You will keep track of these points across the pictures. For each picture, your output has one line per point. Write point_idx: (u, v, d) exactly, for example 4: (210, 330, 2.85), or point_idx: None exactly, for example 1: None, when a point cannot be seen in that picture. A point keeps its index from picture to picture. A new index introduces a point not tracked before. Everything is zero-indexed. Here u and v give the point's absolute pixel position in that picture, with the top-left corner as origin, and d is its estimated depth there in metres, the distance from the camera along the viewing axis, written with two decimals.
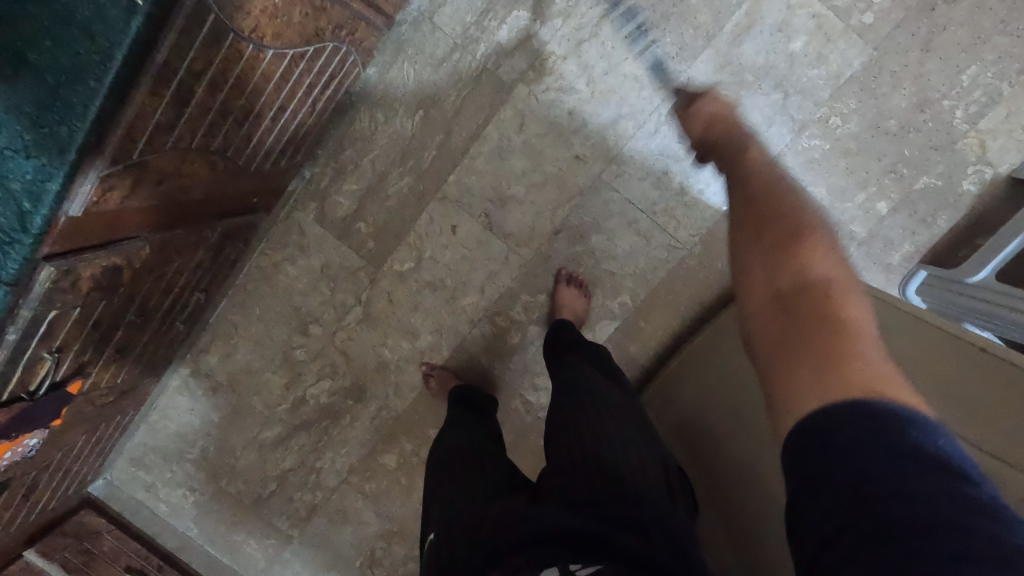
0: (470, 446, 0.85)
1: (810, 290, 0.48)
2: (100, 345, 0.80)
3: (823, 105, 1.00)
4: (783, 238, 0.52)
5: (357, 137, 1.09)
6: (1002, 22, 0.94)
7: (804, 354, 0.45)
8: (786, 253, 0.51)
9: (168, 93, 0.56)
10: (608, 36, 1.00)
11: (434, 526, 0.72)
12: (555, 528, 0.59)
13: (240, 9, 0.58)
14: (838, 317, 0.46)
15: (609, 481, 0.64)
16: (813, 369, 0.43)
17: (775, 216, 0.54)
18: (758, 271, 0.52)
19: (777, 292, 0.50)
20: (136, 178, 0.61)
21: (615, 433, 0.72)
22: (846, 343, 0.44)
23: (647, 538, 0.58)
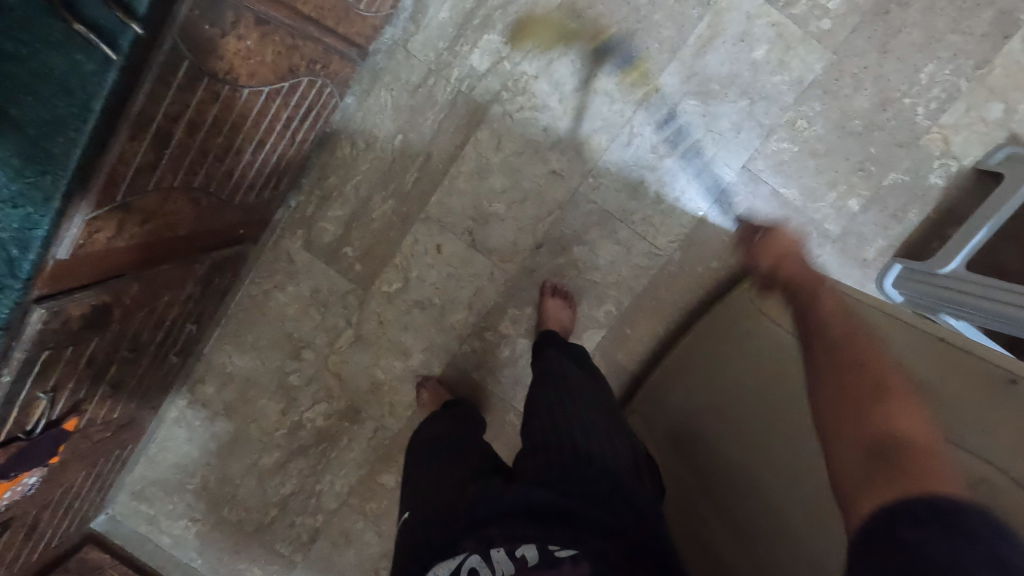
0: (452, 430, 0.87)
1: (877, 401, 0.54)
2: (94, 382, 0.82)
3: (789, 110, 1.03)
4: (838, 360, 0.60)
5: (340, 164, 1.12)
6: (954, 21, 0.97)
7: (871, 462, 0.49)
8: (860, 371, 0.57)
9: (148, 137, 0.59)
10: (576, 54, 1.04)
11: (412, 503, 0.75)
12: (530, 503, 0.61)
13: (213, 54, 0.60)
14: (909, 431, 0.50)
15: (577, 456, 0.67)
16: (884, 475, 0.47)
17: (844, 339, 0.62)
18: (833, 387, 0.58)
19: (850, 401, 0.55)
20: (121, 219, 0.64)
21: (591, 419, 0.75)
22: (913, 454, 0.48)
23: (614, 510, 0.62)
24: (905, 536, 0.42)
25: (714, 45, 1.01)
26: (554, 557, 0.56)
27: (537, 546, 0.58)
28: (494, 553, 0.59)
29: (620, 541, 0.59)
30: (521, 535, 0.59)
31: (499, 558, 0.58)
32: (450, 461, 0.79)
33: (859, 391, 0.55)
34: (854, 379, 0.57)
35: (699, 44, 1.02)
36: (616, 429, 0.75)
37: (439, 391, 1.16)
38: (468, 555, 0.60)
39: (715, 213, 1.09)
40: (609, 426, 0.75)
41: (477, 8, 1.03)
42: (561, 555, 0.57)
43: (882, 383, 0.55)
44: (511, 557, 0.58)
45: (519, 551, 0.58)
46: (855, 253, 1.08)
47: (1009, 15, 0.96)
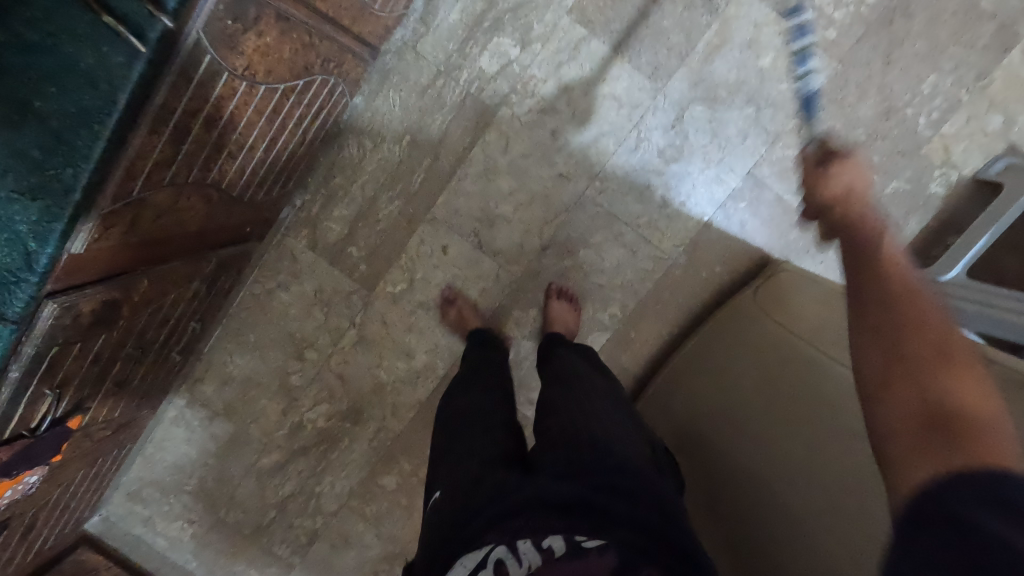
0: (473, 401, 0.83)
1: (938, 369, 0.47)
2: (99, 380, 0.81)
3: (795, 117, 1.04)
4: (882, 311, 0.53)
5: (347, 164, 1.12)
6: (956, 33, 0.99)
7: (926, 440, 0.44)
8: (921, 333, 0.50)
9: (166, 133, 0.59)
10: (586, 58, 1.04)
11: (439, 482, 0.72)
12: (556, 495, 0.61)
13: (234, 49, 0.60)
14: (975, 407, 0.44)
15: (600, 450, 0.67)
16: (943, 458, 0.42)
17: (905, 288, 0.54)
18: (876, 342, 0.52)
19: (907, 366, 0.48)
20: (135, 215, 0.63)
21: (606, 413, 0.75)
22: (980, 437, 0.42)
23: (642, 505, 0.62)
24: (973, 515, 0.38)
25: (722, 52, 1.02)
26: (581, 546, 0.56)
27: (563, 538, 0.57)
28: (521, 543, 0.58)
29: (649, 536, 0.59)
30: (545, 526, 0.59)
31: (525, 549, 0.57)
32: (473, 434, 0.76)
33: (918, 356, 0.49)
34: (907, 335, 0.50)
35: (707, 51, 1.03)
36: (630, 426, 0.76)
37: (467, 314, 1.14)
38: (494, 546, 0.59)
39: (720, 218, 1.10)
40: (625, 423, 0.75)
41: (487, 11, 1.03)
42: (588, 545, 0.56)
43: (946, 353, 0.48)
44: (537, 547, 0.57)
45: (545, 542, 0.57)
46: None
47: (1009, 28, 0.98)
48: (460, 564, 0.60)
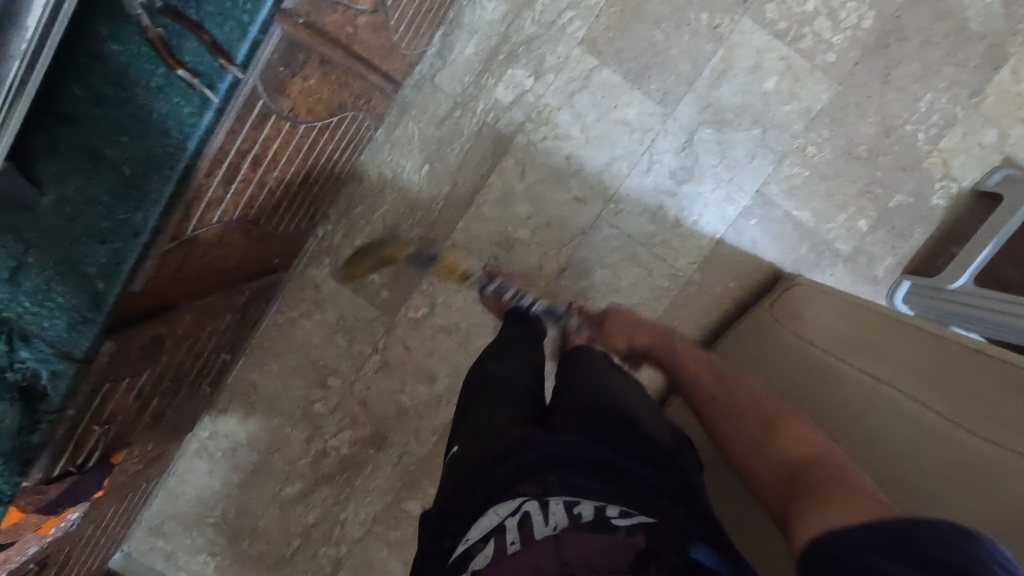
0: (504, 357, 0.82)
1: (774, 439, 0.62)
2: (139, 414, 0.82)
3: (799, 137, 1.09)
4: (754, 422, 0.66)
5: (368, 194, 1.15)
6: (949, 54, 1.04)
7: (788, 493, 0.56)
8: (746, 416, 0.67)
9: (219, 173, 0.61)
10: (598, 86, 1.08)
11: (460, 433, 0.74)
12: (589, 457, 0.65)
13: (283, 94, 0.63)
14: (806, 454, 0.58)
15: (628, 419, 0.72)
16: (802, 498, 0.54)
17: (730, 388, 0.73)
18: (736, 440, 0.66)
19: (753, 441, 0.64)
20: (187, 252, 0.66)
21: (636, 391, 0.78)
22: (828, 475, 0.54)
23: (663, 474, 0.67)
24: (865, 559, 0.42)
25: (727, 77, 1.07)
26: (610, 522, 0.58)
27: (594, 507, 0.60)
28: (552, 503, 0.60)
29: (667, 504, 0.63)
30: (576, 490, 0.62)
31: (556, 510, 0.60)
32: (499, 390, 0.76)
33: (774, 440, 0.62)
34: (773, 439, 0.62)
35: (713, 77, 1.07)
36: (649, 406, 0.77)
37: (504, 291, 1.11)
38: (526, 499, 0.61)
39: (732, 234, 1.13)
40: (645, 401, 0.77)
41: (502, 44, 1.08)
42: (617, 523, 0.58)
43: (776, 424, 0.64)
44: (568, 512, 0.59)
45: (576, 509, 0.60)
46: (865, 271, 1.13)
47: (999, 48, 1.04)
48: (489, 513, 0.63)
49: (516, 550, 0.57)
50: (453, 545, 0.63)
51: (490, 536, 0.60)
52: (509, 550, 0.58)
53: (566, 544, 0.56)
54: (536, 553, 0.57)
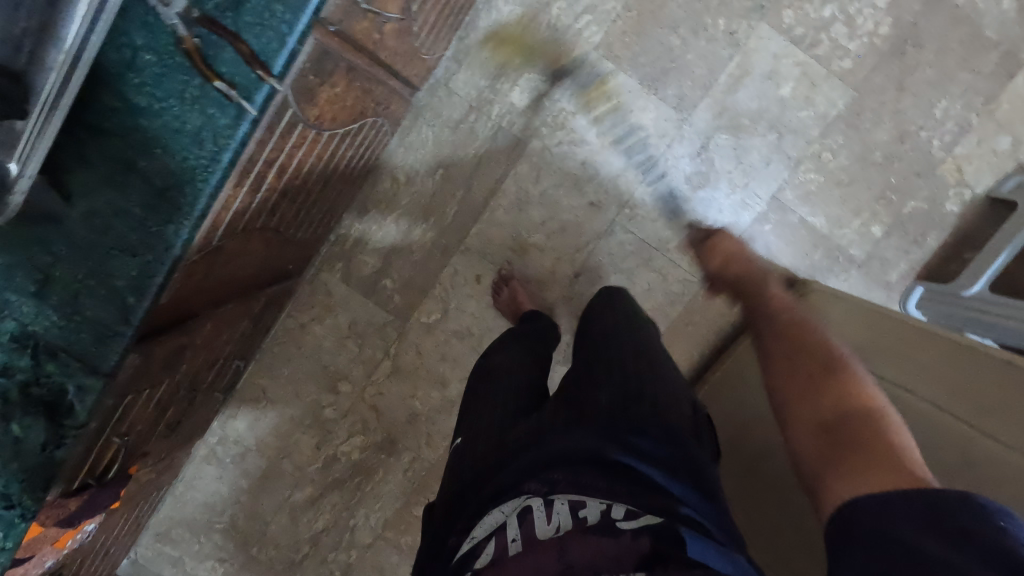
0: (512, 364, 0.88)
1: (826, 387, 0.65)
2: (156, 425, 0.81)
3: (815, 143, 1.09)
4: (813, 371, 0.67)
5: (381, 198, 1.14)
6: (964, 61, 1.04)
7: (826, 436, 0.59)
8: (806, 358, 0.70)
9: (246, 185, 0.60)
10: (614, 90, 1.08)
11: (465, 430, 0.80)
12: (595, 455, 0.62)
13: (310, 102, 0.62)
14: (857, 404, 0.61)
15: (644, 411, 0.69)
16: (844, 443, 0.57)
17: (796, 333, 0.75)
18: (789, 384, 0.68)
19: (806, 382, 0.67)
20: (211, 262, 0.65)
21: (660, 375, 0.75)
22: (874, 430, 0.57)
23: (678, 476, 0.63)
24: (888, 524, 0.45)
25: (744, 83, 1.07)
26: (615, 526, 0.55)
27: (600, 510, 0.57)
28: (556, 502, 0.58)
29: (680, 506, 0.58)
30: (580, 483, 0.60)
31: (559, 509, 0.57)
32: (505, 393, 0.82)
33: (828, 387, 0.64)
34: (827, 394, 0.63)
35: (729, 82, 1.07)
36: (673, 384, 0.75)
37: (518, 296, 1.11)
38: (529, 496, 0.60)
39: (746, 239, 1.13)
40: (669, 377, 0.75)
41: (518, 48, 1.07)
42: (622, 526, 0.55)
43: (835, 372, 0.66)
44: (572, 514, 0.57)
45: (581, 511, 0.57)
46: (879, 277, 1.13)
47: (1014, 55, 1.04)
48: (492, 512, 0.62)
49: (517, 550, 0.56)
50: (458, 542, 0.64)
51: (493, 534, 0.59)
52: (510, 549, 0.56)
53: (570, 548, 0.53)
54: (536, 554, 0.54)
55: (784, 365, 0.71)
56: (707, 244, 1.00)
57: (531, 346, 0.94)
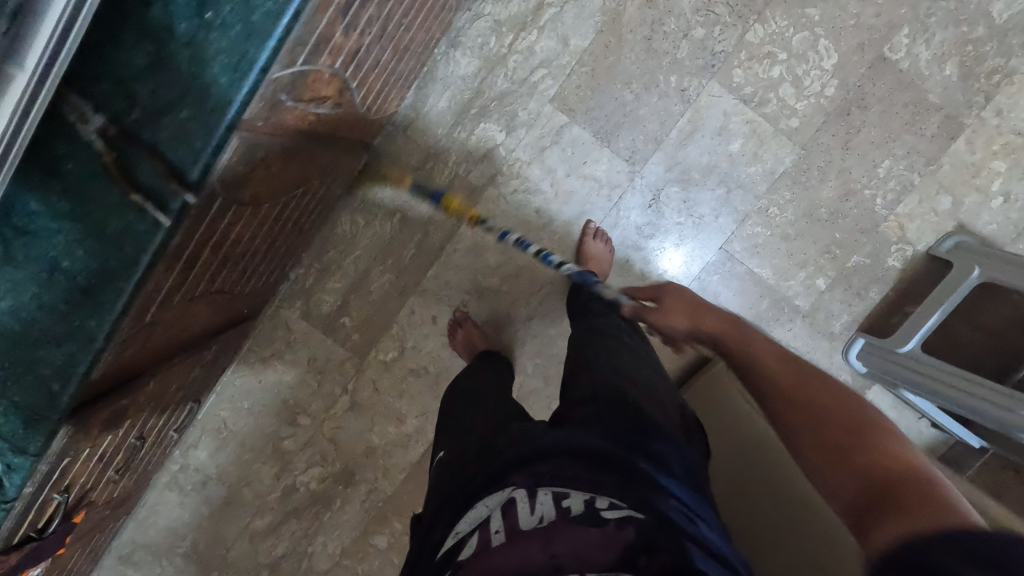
0: (487, 386, 0.93)
1: (854, 446, 0.54)
2: (101, 472, 0.83)
3: (763, 198, 1.12)
4: (839, 440, 0.55)
5: (340, 239, 1.16)
6: (907, 123, 1.07)
7: (881, 515, 0.47)
8: (830, 426, 0.56)
9: (180, 264, 0.63)
10: (567, 142, 1.10)
11: (445, 443, 0.84)
12: (583, 447, 0.65)
13: (243, 187, 0.64)
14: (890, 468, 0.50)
15: (629, 406, 0.73)
16: (889, 513, 0.47)
17: (798, 393, 0.60)
18: (809, 434, 0.57)
19: (835, 454, 0.54)
20: (147, 334, 0.67)
21: (644, 382, 0.80)
22: (932, 497, 0.46)
23: (666, 464, 0.66)
24: None
25: (694, 138, 1.09)
26: (600, 516, 0.56)
27: (585, 500, 0.58)
28: (540, 494, 0.60)
29: (666, 493, 0.61)
30: (569, 474, 0.62)
31: (543, 501, 0.59)
32: (484, 407, 0.87)
33: (890, 483, 0.49)
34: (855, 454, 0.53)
35: (680, 137, 1.10)
36: (658, 386, 0.82)
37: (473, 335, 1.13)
38: (515, 488, 0.62)
39: (696, 288, 1.16)
40: (656, 382, 0.82)
41: (475, 99, 1.09)
42: (608, 515, 0.57)
43: (856, 430, 0.55)
44: (556, 503, 0.59)
45: (565, 501, 0.59)
46: (823, 328, 1.16)
47: (955, 119, 1.07)
48: (478, 505, 0.65)
49: (499, 540, 0.57)
50: (441, 536, 0.66)
51: (478, 526, 0.61)
52: (494, 540, 0.57)
53: (556, 539, 0.55)
54: (522, 545, 0.56)
55: (804, 434, 0.58)
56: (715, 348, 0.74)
57: (499, 371, 0.99)
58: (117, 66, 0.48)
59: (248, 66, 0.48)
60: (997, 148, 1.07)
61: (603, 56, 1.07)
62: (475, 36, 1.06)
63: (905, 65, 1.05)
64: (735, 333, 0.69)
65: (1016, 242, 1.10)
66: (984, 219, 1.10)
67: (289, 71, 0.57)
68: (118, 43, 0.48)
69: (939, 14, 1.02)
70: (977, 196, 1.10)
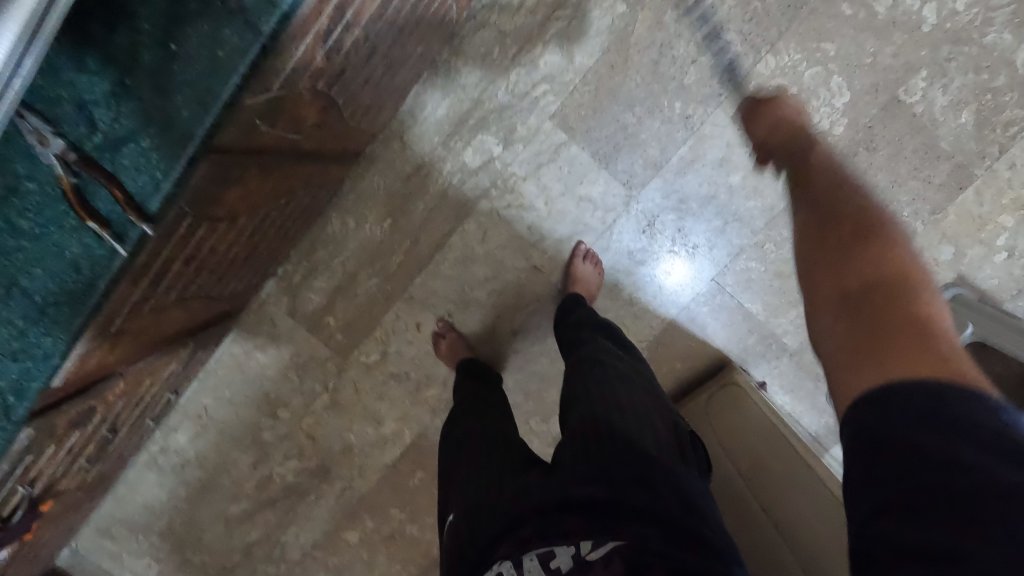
0: (486, 427, 0.88)
1: (860, 252, 0.50)
2: (71, 461, 0.83)
3: (759, 233, 1.09)
4: (851, 242, 0.52)
5: (330, 239, 1.15)
6: (915, 169, 1.04)
7: (850, 318, 0.47)
8: (841, 248, 0.52)
9: (146, 279, 0.62)
10: (566, 161, 1.08)
11: (453, 504, 0.78)
12: (569, 499, 0.65)
13: (217, 205, 0.63)
14: (889, 275, 0.48)
15: (616, 439, 0.71)
16: (856, 316, 0.47)
17: (831, 206, 0.56)
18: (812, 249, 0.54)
19: (827, 258, 0.52)
20: (113, 342, 0.67)
21: (631, 407, 0.78)
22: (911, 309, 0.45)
23: (659, 495, 0.65)
24: (898, 439, 0.39)
25: (694, 166, 1.07)
26: (586, 561, 0.60)
27: (571, 555, 0.61)
28: (527, 560, 0.62)
29: (645, 525, 0.61)
30: (550, 536, 0.63)
31: (530, 568, 0.61)
32: (485, 454, 0.82)
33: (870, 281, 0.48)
34: (863, 267, 0.49)
35: (680, 164, 1.07)
36: (646, 403, 0.81)
37: (457, 345, 1.14)
38: (501, 560, 0.64)
39: (684, 317, 1.15)
40: (645, 403, 0.80)
41: (474, 109, 1.07)
42: (592, 557, 0.60)
43: (863, 241, 0.51)
44: (544, 566, 0.61)
45: (553, 562, 0.61)
46: (808, 367, 1.15)
47: (966, 168, 1.03)
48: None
49: None
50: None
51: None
52: None
53: None
54: None
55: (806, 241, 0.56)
56: (754, 117, 0.75)
57: (496, 405, 0.96)
58: (78, 90, 0.46)
59: (214, 100, 0.48)
60: (1007, 203, 1.04)
61: (608, 76, 1.04)
62: (479, 46, 1.04)
63: (919, 109, 1.02)
64: (807, 154, 0.65)
65: (1014, 298, 1.08)
66: (985, 274, 1.07)
67: (263, 97, 0.54)
68: (81, 67, 0.46)
69: (960, 59, 0.99)
70: (980, 250, 1.07)
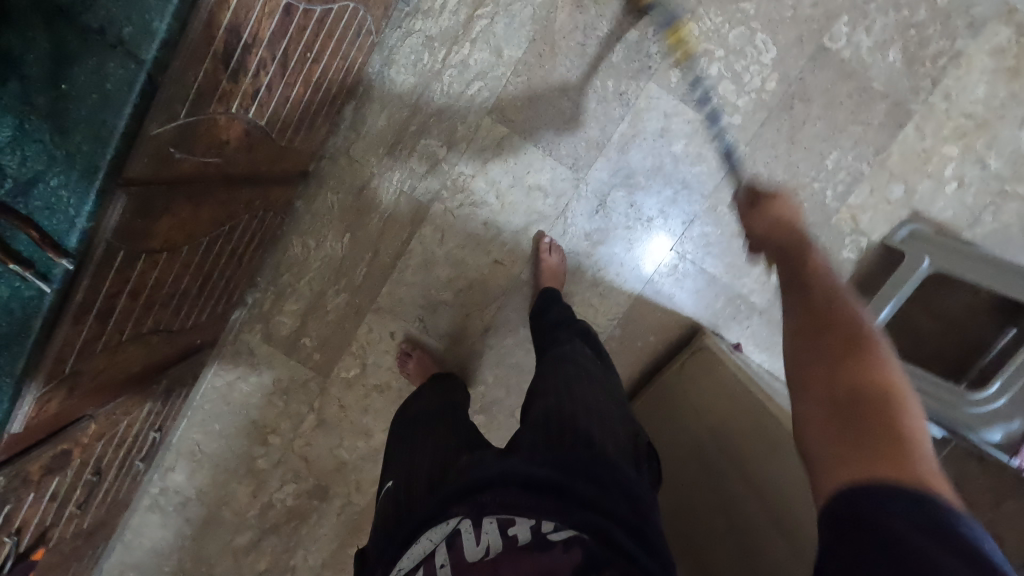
0: (445, 407, 0.88)
1: (846, 360, 0.48)
2: (60, 508, 0.85)
3: (709, 198, 1.11)
4: (844, 349, 0.49)
5: (293, 262, 1.17)
6: (852, 113, 1.05)
7: (837, 424, 0.44)
8: (822, 358, 0.50)
9: (91, 317, 0.63)
10: (510, 154, 1.10)
11: (393, 472, 0.77)
12: (526, 476, 0.59)
13: (149, 237, 0.64)
14: (875, 380, 0.46)
15: (576, 436, 0.67)
16: (836, 418, 0.45)
17: (829, 329, 0.52)
18: (802, 360, 0.51)
19: (814, 348, 0.51)
20: (71, 384, 0.67)
21: (597, 407, 0.75)
22: (889, 413, 0.43)
23: (607, 492, 0.60)
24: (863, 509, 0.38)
25: (637, 141, 1.08)
26: (548, 538, 0.52)
27: (532, 527, 0.54)
28: (486, 523, 0.55)
29: (605, 517, 0.56)
30: (510, 504, 0.56)
31: (489, 530, 0.55)
32: (441, 434, 0.80)
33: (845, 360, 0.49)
34: (860, 363, 0.48)
35: (622, 140, 1.09)
36: (611, 406, 0.78)
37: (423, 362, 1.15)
38: (459, 519, 0.57)
39: (649, 291, 1.16)
40: (608, 407, 0.77)
41: (412, 117, 1.09)
42: (555, 537, 0.52)
43: (857, 351, 0.49)
44: (502, 533, 0.54)
45: (512, 530, 0.54)
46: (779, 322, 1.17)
47: (902, 106, 1.04)
48: (418, 543, 0.59)
49: None
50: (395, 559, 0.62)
51: (423, 563, 0.55)
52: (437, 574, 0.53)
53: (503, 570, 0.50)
54: None
55: (805, 349, 0.52)
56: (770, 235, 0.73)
57: (447, 395, 0.93)
58: None
59: (111, 130, 0.51)
60: (949, 133, 1.05)
61: (538, 66, 1.06)
62: (409, 53, 1.06)
63: (846, 54, 1.03)
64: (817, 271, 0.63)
65: (972, 227, 1.08)
66: (939, 206, 1.08)
67: (172, 125, 0.57)
68: None
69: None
70: (930, 183, 1.07)
